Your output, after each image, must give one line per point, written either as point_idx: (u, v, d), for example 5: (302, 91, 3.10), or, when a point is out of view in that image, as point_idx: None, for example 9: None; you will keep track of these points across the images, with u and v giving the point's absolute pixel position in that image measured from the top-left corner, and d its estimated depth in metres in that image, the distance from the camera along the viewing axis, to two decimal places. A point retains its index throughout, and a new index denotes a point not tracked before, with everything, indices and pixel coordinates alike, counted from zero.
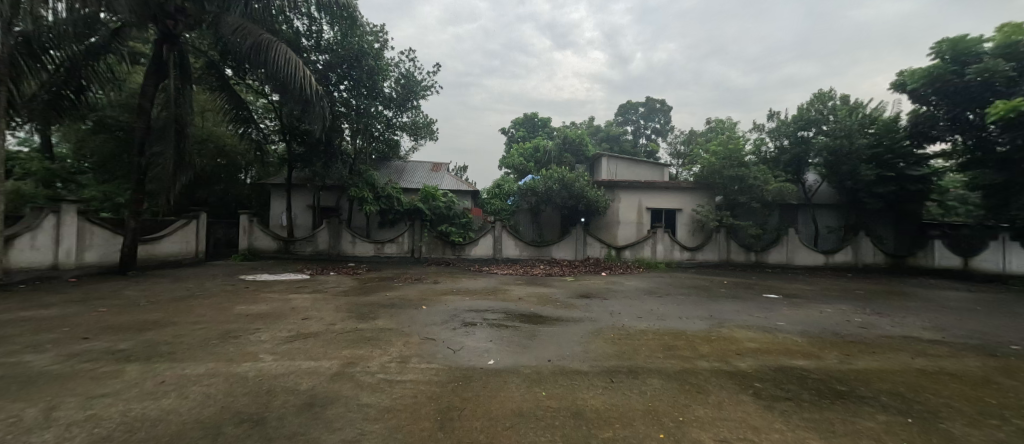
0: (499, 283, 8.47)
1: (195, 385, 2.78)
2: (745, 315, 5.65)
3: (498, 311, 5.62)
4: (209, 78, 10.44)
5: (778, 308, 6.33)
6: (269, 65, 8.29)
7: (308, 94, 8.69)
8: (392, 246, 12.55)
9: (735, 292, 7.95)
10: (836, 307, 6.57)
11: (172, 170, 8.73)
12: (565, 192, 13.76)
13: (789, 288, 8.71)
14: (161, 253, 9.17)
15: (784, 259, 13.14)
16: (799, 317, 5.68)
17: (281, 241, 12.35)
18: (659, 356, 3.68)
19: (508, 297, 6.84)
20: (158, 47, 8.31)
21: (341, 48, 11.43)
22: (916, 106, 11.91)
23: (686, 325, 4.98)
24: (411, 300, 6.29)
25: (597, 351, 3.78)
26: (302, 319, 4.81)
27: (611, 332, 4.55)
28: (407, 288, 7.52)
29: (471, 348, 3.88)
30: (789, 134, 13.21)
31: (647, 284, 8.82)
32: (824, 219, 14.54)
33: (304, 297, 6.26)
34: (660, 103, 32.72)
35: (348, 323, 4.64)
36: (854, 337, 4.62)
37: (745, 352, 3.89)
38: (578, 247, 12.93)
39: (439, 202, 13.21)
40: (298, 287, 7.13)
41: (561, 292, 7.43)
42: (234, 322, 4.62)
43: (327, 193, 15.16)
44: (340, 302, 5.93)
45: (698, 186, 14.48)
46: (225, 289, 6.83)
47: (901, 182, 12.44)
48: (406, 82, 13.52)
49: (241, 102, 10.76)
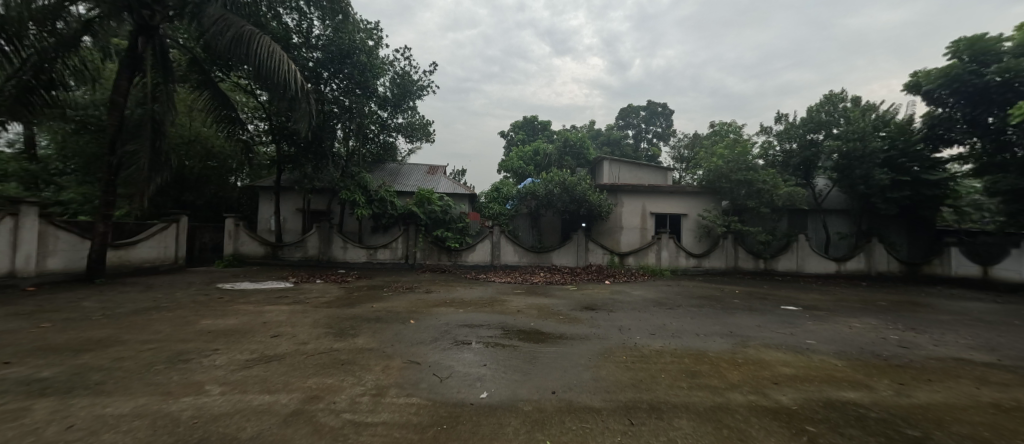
0: (497, 293, 7.90)
1: (110, 432, 2.20)
2: (769, 331, 5.08)
3: (495, 326, 5.05)
4: (192, 75, 9.90)
5: (802, 322, 5.77)
6: (251, 57, 7.74)
7: (293, 89, 8.13)
8: (386, 252, 12.01)
9: (749, 303, 7.37)
10: (864, 321, 6.00)
11: (147, 170, 8.14)
12: (566, 196, 13.23)
13: (805, 299, 8.15)
14: (136, 260, 8.61)
15: (794, 266, 12.61)
16: (828, 334, 5.11)
17: (268, 246, 11.78)
18: (682, 386, 3.11)
19: (506, 309, 6.27)
20: (134, 39, 7.80)
21: (332, 45, 10.91)
22: (931, 107, 11.49)
23: (705, 344, 4.42)
24: (399, 313, 5.70)
25: (610, 379, 3.22)
26: (271, 337, 4.24)
27: (621, 353, 3.98)
28: (396, 298, 6.94)
29: (461, 374, 3.30)
30: (797, 137, 12.89)
31: (656, 294, 8.23)
32: (836, 224, 13.99)
33: (280, 309, 5.66)
34: (660, 107, 32.36)
35: (323, 342, 4.07)
36: (900, 360, 4.04)
37: (781, 380, 3.33)
38: (580, 254, 12.39)
39: (435, 207, 12.53)
40: (277, 298, 6.54)
41: (563, 303, 6.87)
42: (191, 340, 4.02)
43: (318, 196, 14.56)
44: (318, 315, 5.33)
45: (704, 191, 13.95)
46: (197, 299, 6.25)
47: (916, 187, 11.88)
48: (401, 82, 13.07)
49: (227, 101, 10.28)
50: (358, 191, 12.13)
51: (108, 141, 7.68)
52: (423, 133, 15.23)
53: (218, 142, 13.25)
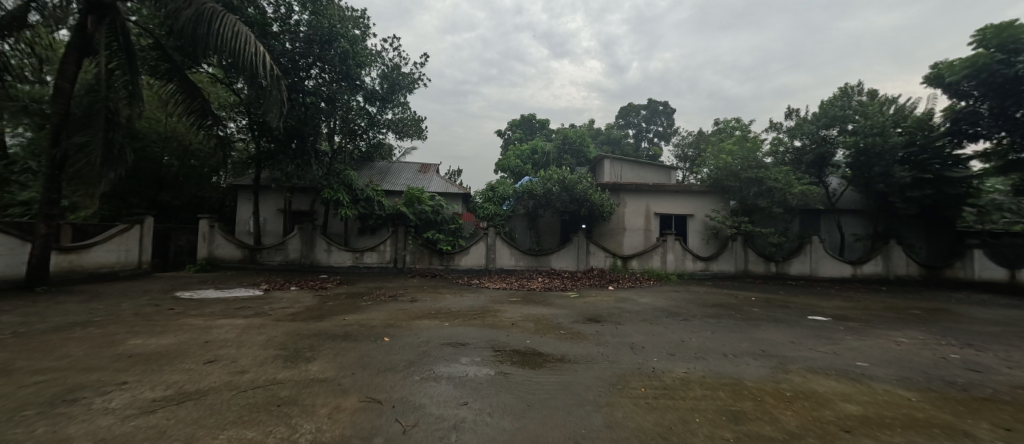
0: (490, 302, 7.07)
1: None
2: (807, 349, 4.29)
3: (483, 345, 4.23)
4: (157, 62, 9.05)
5: (840, 337, 4.99)
6: (213, 38, 6.93)
7: (264, 75, 7.32)
8: (373, 255, 11.22)
9: (771, 313, 6.59)
10: (908, 335, 5.23)
11: (101, 166, 7.29)
12: (566, 195, 12.49)
13: (829, 307, 7.41)
14: (90, 265, 7.79)
15: (808, 269, 11.86)
16: (879, 353, 4.32)
17: (246, 249, 10.97)
18: (728, 439, 2.30)
19: (498, 322, 5.46)
20: (82, 18, 7.00)
21: (314, 33, 10.07)
22: (953, 101, 10.80)
23: (739, 369, 3.61)
24: (372, 327, 4.87)
25: (630, 428, 2.40)
26: (204, 363, 3.41)
27: (639, 384, 3.18)
28: (375, 309, 6.13)
29: (432, 420, 2.49)
30: (809, 133, 12.24)
31: (666, 302, 7.42)
32: (850, 225, 13.27)
33: (233, 324, 4.82)
34: (662, 106, 31.69)
35: (266, 370, 3.25)
36: (983, 391, 3.26)
37: (855, 426, 2.53)
38: (580, 257, 11.62)
39: (426, 207, 11.75)
40: (238, 309, 5.73)
41: (564, 313, 6.07)
42: (97, 370, 3.19)
43: (301, 196, 13.71)
44: (275, 332, 4.50)
45: (712, 190, 13.20)
46: (142, 311, 5.41)
47: (938, 185, 11.17)
48: (390, 74, 12.34)
49: (198, 91, 9.50)
50: (342, 190, 11.28)
51: (51, 132, 6.84)
52: (415, 129, 14.50)
53: (193, 138, 12.40)
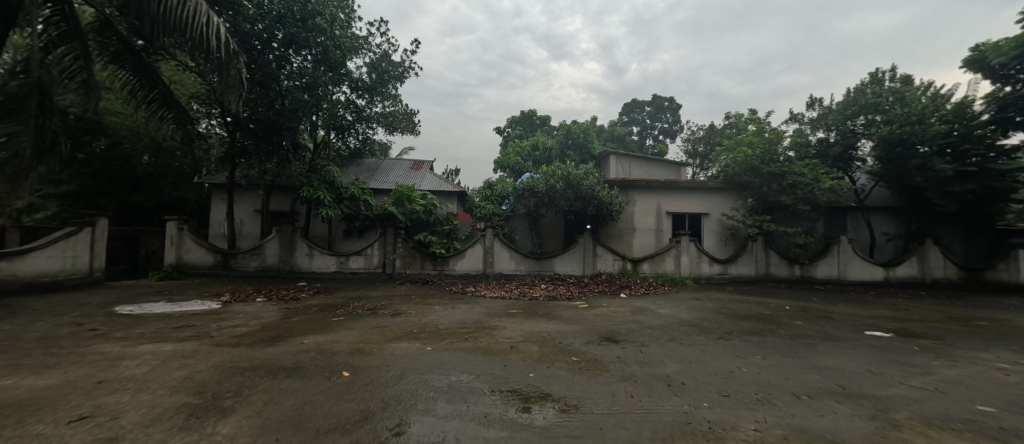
0: (485, 315, 6.04)
1: None
2: (900, 385, 3.27)
3: (474, 383, 3.18)
4: (109, 44, 8.00)
5: (927, 363, 3.96)
6: (155, 6, 5.91)
7: (216, 50, 6.36)
8: (359, 260, 10.19)
9: (819, 327, 5.56)
10: (1006, 360, 4.20)
11: (32, 159, 6.32)
12: (570, 192, 11.50)
13: (882, 319, 6.34)
14: (26, 274, 6.78)
15: (835, 273, 10.83)
16: (993, 389, 3.27)
17: (219, 254, 9.96)
18: None
19: (494, 344, 4.40)
20: None
21: (288, 12, 9.05)
22: (995, 86, 9.83)
23: (835, 423, 2.55)
24: (334, 355, 3.83)
25: None
26: (67, 423, 2.36)
27: None
28: (347, 327, 5.07)
29: None
30: (835, 124, 11.32)
31: (690, 314, 6.38)
32: (878, 224, 12.25)
33: (155, 352, 3.76)
34: (668, 102, 30.69)
35: (146, 439, 2.19)
36: None
37: None
38: (587, 260, 10.59)
39: (416, 206, 10.73)
40: (178, 329, 4.68)
41: (575, 331, 5.03)
42: None
43: (282, 196, 12.68)
44: (202, 365, 3.44)
45: (727, 186, 12.17)
46: (53, 334, 4.36)
47: (981, 179, 10.03)
48: (378, 63, 11.40)
49: (158, 77, 8.48)
50: (324, 188, 10.21)
51: None
52: (407, 124, 13.60)
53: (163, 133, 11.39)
